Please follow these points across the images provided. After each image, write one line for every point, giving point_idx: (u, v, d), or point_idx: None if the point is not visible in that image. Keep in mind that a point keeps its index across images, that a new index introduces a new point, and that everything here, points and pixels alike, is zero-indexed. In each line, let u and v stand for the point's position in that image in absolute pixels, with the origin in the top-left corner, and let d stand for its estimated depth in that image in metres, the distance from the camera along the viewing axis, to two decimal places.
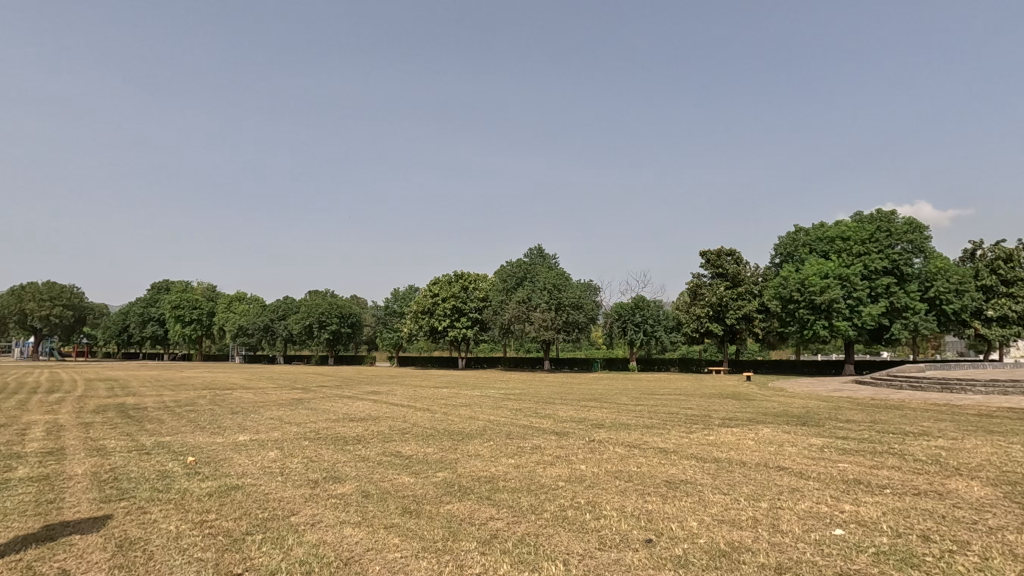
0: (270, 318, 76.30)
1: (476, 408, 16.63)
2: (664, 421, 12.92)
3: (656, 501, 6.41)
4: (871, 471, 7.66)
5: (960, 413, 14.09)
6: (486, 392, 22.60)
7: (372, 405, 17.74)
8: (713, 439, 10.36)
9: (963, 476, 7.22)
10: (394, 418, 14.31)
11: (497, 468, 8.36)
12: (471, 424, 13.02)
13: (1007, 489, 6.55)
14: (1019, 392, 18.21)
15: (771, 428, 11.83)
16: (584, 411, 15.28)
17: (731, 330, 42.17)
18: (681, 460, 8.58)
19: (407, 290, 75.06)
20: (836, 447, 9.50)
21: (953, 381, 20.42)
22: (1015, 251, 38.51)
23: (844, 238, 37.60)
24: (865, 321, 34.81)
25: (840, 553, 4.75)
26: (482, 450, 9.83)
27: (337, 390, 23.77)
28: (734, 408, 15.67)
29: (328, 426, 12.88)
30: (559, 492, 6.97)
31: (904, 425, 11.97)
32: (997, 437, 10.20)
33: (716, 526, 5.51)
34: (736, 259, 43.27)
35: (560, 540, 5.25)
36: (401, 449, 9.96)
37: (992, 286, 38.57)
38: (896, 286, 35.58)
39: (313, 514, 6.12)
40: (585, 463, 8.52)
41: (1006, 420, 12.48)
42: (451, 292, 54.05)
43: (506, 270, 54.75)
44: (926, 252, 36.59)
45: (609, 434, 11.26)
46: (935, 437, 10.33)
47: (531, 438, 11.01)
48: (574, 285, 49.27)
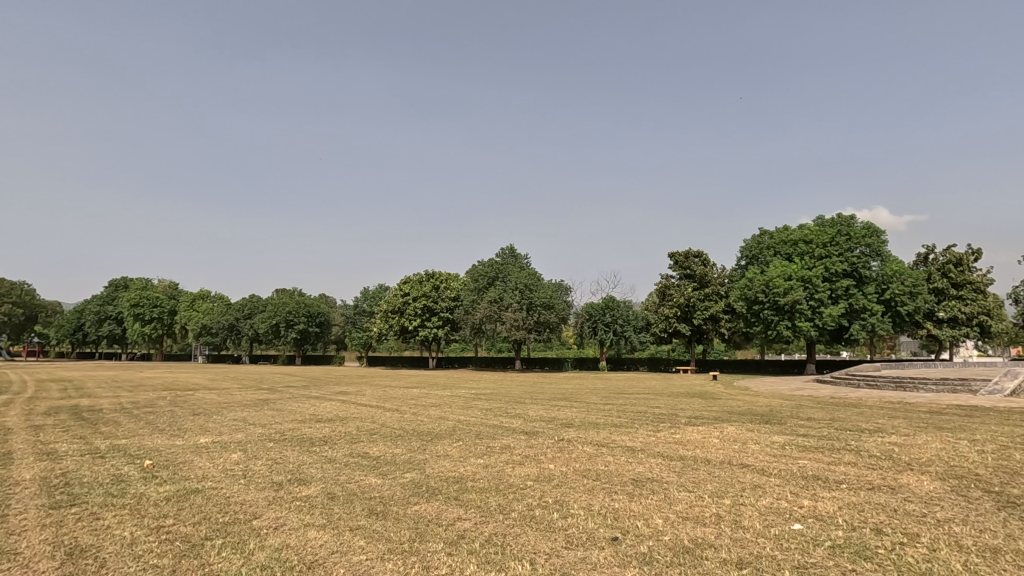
0: (235, 317, 74.40)
1: (446, 407, 16.53)
2: (632, 420, 13.07)
3: (623, 499, 6.49)
4: (829, 468, 7.92)
5: (913, 411, 14.66)
6: (456, 392, 22.47)
7: (339, 405, 17.46)
8: (680, 438, 10.52)
9: (914, 471, 7.52)
10: (361, 418, 14.12)
11: (466, 468, 8.33)
12: (440, 425, 12.94)
13: (954, 483, 6.86)
14: (967, 390, 19.07)
15: (735, 426, 12.08)
16: (554, 411, 15.37)
17: (698, 330, 43.00)
18: (648, 459, 8.69)
19: (378, 289, 74.13)
20: (796, 445, 9.77)
21: (907, 380, 21.23)
22: (966, 256, 40.16)
23: (807, 241, 38.79)
24: (825, 322, 35.87)
25: (798, 547, 4.89)
26: (451, 450, 9.79)
27: (304, 391, 23.36)
28: (700, 407, 15.96)
29: (294, 427, 12.65)
30: (527, 491, 6.98)
31: (860, 423, 12.39)
32: (947, 433, 10.65)
33: (679, 523, 5.61)
34: (703, 260, 44.07)
35: (527, 540, 5.25)
36: (368, 450, 9.83)
37: (943, 289, 40.20)
38: (855, 288, 36.77)
39: (276, 517, 5.98)
40: (553, 463, 8.56)
41: (954, 417, 13.05)
42: (422, 291, 53.69)
43: (478, 270, 54.64)
44: (883, 255, 37.90)
45: (578, 433, 11.34)
46: (889, 434, 10.75)
47: (501, 438, 11.02)
48: (545, 286, 49.49)
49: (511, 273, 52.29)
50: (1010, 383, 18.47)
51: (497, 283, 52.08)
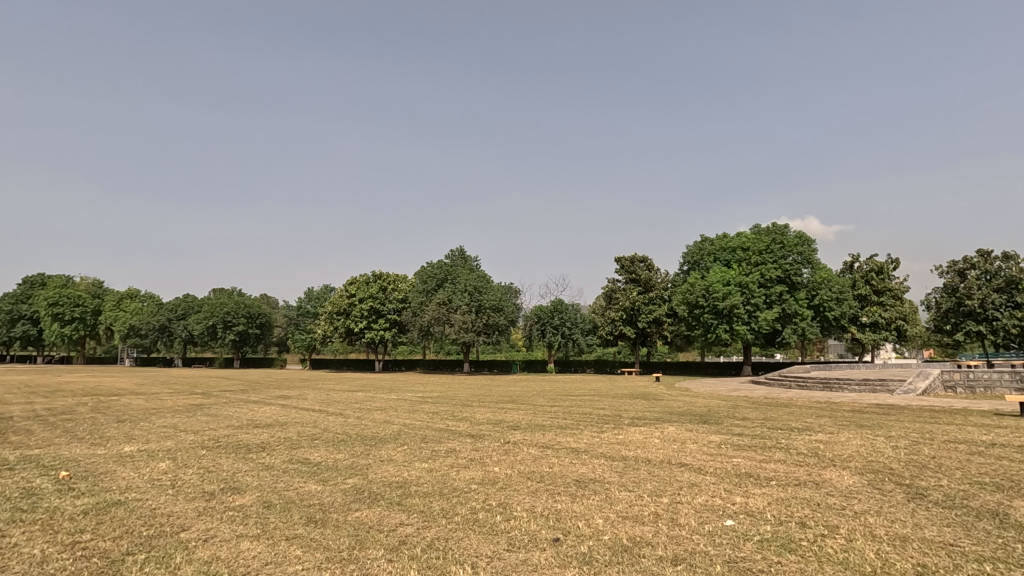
0: (167, 317, 70.54)
1: (392, 411, 16.26)
2: (577, 422, 13.33)
3: (565, 500, 6.58)
4: (760, 465, 8.33)
5: (838, 409, 15.61)
6: (402, 395, 22.07)
7: (279, 409, 16.84)
8: (622, 438, 10.76)
9: (837, 467, 8.02)
10: (302, 423, 13.67)
11: (410, 473, 8.21)
12: (385, 429, 12.72)
13: (871, 477, 7.37)
14: (883, 390, 20.55)
15: (676, 426, 12.47)
16: (502, 413, 15.43)
17: (643, 333, 44.18)
18: (591, 459, 8.87)
19: (322, 290, 71.70)
20: (732, 444, 10.19)
21: (832, 381, 22.60)
22: (885, 264, 43.05)
23: (744, 248, 40.72)
24: (761, 326, 37.63)
25: (730, 542, 5.11)
26: (395, 454, 9.63)
27: (240, 395, 22.41)
28: (643, 408, 16.44)
29: (228, 433, 12.08)
30: (472, 494, 6.97)
31: (790, 422, 13.07)
32: (866, 430, 11.42)
33: (619, 522, 5.73)
34: (648, 265, 45.21)
35: (469, 543, 5.25)
36: (309, 455, 9.55)
37: (866, 296, 42.90)
38: (788, 294, 38.76)
39: (206, 528, 5.70)
40: (498, 465, 8.60)
41: (874, 415, 13.99)
42: (369, 292, 52.63)
43: (427, 270, 53.94)
44: (813, 263, 40.11)
45: (524, 435, 11.44)
46: (816, 432, 11.39)
47: (447, 441, 10.95)
48: (495, 288, 49.65)
49: (461, 275, 51.99)
50: (922, 382, 19.99)
51: (446, 285, 51.69)
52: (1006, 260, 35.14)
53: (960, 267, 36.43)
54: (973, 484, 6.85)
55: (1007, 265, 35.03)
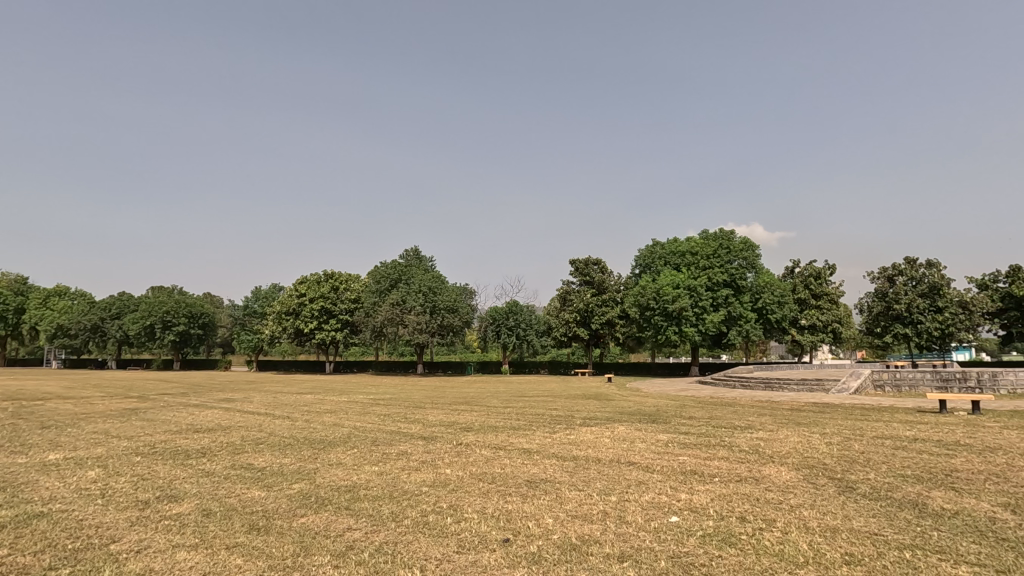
0: (99, 316, 66.56)
1: (342, 414, 15.86)
2: (531, 422, 13.42)
3: (516, 501, 6.61)
4: (704, 462, 8.62)
5: (778, 408, 16.34)
6: (353, 397, 21.57)
7: (221, 413, 16.13)
8: (574, 438, 10.92)
9: (776, 463, 8.40)
10: (247, 427, 13.18)
11: (359, 476, 8.05)
12: (334, 431, 12.43)
13: (807, 472, 7.76)
14: (820, 389, 21.70)
15: (625, 426, 12.73)
16: (455, 415, 15.39)
17: (596, 334, 44.92)
18: (543, 460, 8.95)
19: (270, 289, 69.15)
20: (678, 442, 10.51)
21: (773, 381, 23.66)
22: (823, 270, 45.33)
23: (693, 253, 42.13)
24: (708, 328, 38.96)
25: (674, 538, 5.27)
26: (344, 458, 9.44)
27: (179, 398, 21.38)
28: (595, 408, 16.73)
29: (166, 439, 11.49)
30: (422, 497, 6.90)
31: (734, 420, 13.57)
32: (803, 428, 12.01)
33: (568, 522, 5.80)
34: (602, 268, 46.00)
35: (419, 547, 5.19)
36: (253, 460, 9.22)
37: (805, 299, 45.05)
38: (733, 297, 40.25)
39: (139, 539, 5.41)
40: (450, 467, 8.55)
41: (810, 414, 14.74)
42: (320, 292, 51.32)
43: (380, 270, 52.95)
44: (757, 267, 41.83)
45: (477, 437, 11.41)
46: (757, 430, 11.89)
47: (398, 444, 10.81)
48: (450, 288, 49.34)
49: (415, 275, 51.40)
50: (854, 381, 21.18)
51: (400, 285, 50.99)
52: (929, 267, 37.68)
53: (889, 274, 38.80)
54: (896, 477, 7.31)
55: (930, 272, 37.53)
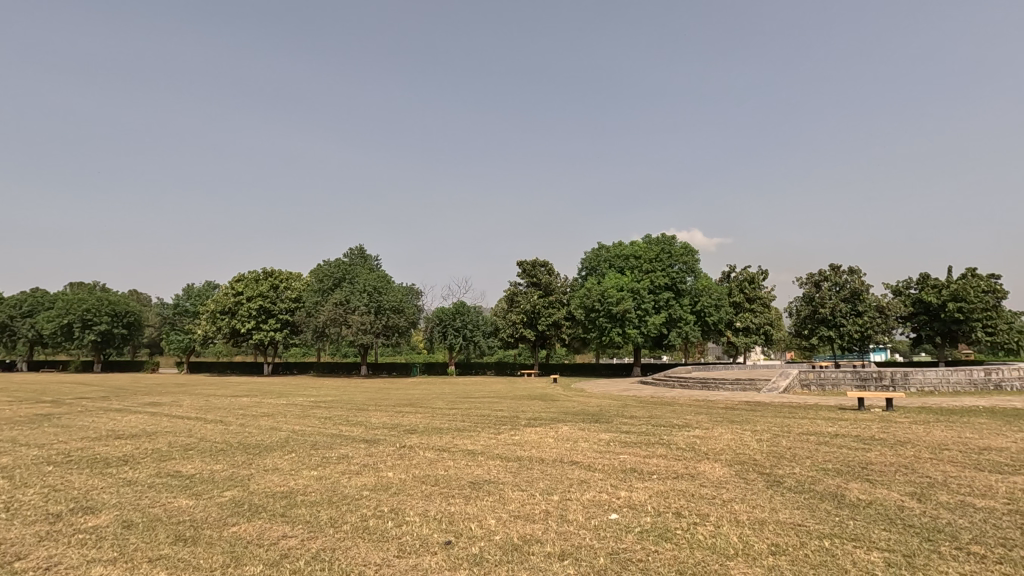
0: (8, 314, 61.25)
1: (280, 417, 15.26)
2: (476, 423, 13.40)
3: (459, 503, 6.56)
4: (644, 460, 8.88)
5: (713, 407, 17.04)
6: (292, 400, 20.85)
7: (145, 418, 15.17)
8: (518, 439, 10.99)
9: (711, 459, 8.75)
10: (175, 432, 12.45)
11: (297, 482, 7.77)
12: (271, 436, 11.95)
13: (738, 468, 8.13)
14: (752, 388, 22.81)
15: (569, 426, 12.93)
16: (399, 417, 15.15)
17: (542, 336, 45.37)
18: (487, 461, 8.94)
19: (203, 286, 65.67)
20: (620, 441, 10.77)
21: (709, 381, 24.67)
22: (756, 275, 47.62)
23: (637, 257, 43.35)
24: (650, 330, 40.14)
25: (613, 535, 5.39)
26: (281, 463, 9.08)
27: (100, 402, 19.99)
28: (540, 409, 16.89)
29: (82, 446, 10.68)
30: (362, 501, 6.75)
31: (672, 419, 14.05)
32: (736, 426, 12.59)
33: (511, 522, 5.83)
34: (548, 270, 46.50)
35: (357, 552, 5.08)
36: (181, 467, 8.72)
37: (740, 303, 47.16)
38: (674, 300, 41.64)
39: (48, 556, 5.01)
40: (392, 470, 8.40)
41: (743, 411, 15.46)
42: (259, 291, 49.25)
43: (323, 269, 51.35)
44: (696, 272, 43.49)
45: (421, 439, 11.28)
46: (694, 428, 12.35)
47: (339, 447, 10.51)
48: (396, 288, 48.51)
49: (360, 274, 50.19)
50: (783, 381, 22.34)
51: (344, 284, 49.65)
52: (851, 274, 40.32)
53: (816, 279, 41.24)
54: (819, 470, 7.77)
55: (852, 278, 40.16)
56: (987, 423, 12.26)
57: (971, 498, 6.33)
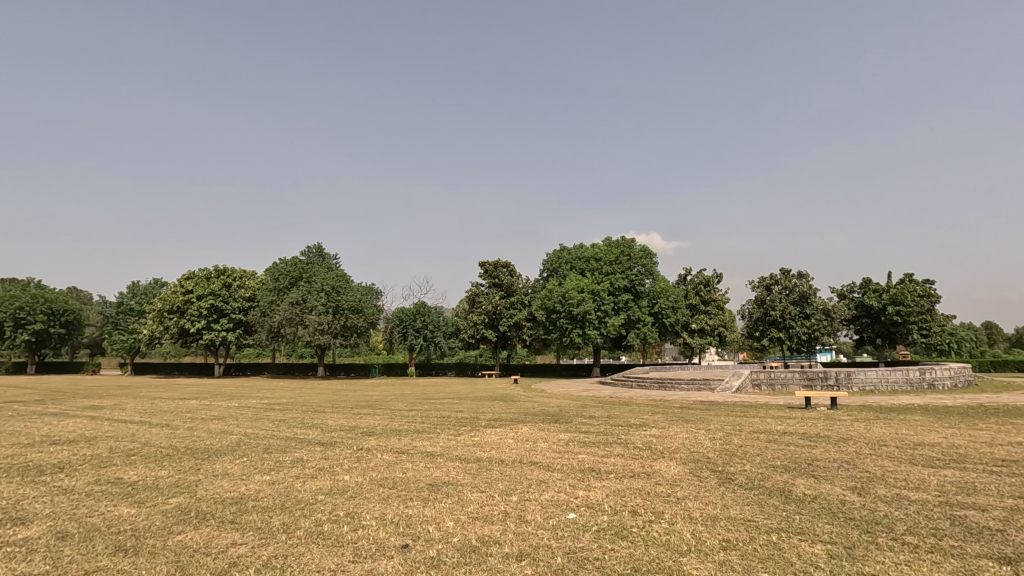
0: None
1: (231, 420, 14.73)
2: (435, 425, 13.28)
3: (417, 505, 6.49)
4: (602, 459, 9.00)
5: (669, 406, 17.44)
6: (244, 402, 20.16)
7: (84, 422, 14.36)
8: (478, 440, 10.96)
9: (666, 458, 8.96)
10: (116, 437, 11.82)
11: (248, 487, 7.52)
12: (221, 440, 11.51)
13: (692, 466, 8.36)
14: (706, 388, 23.49)
15: (529, 426, 12.97)
16: (356, 418, 14.89)
17: (503, 337, 45.38)
18: (446, 462, 8.88)
19: (149, 284, 62.77)
20: (578, 441, 10.89)
21: (665, 381, 25.24)
22: (711, 278, 49.01)
23: (597, 259, 43.96)
24: (609, 331, 40.74)
25: (570, 534, 5.44)
26: (231, 467, 8.76)
27: (33, 406, 18.81)
28: (500, 410, 16.90)
29: (11, 453, 10.02)
30: (317, 506, 6.59)
31: (630, 419, 14.29)
32: (691, 425, 12.92)
33: (469, 523, 5.81)
34: (510, 271, 46.56)
35: (311, 558, 4.95)
36: (123, 474, 8.31)
37: (696, 305, 48.46)
38: (633, 301, 42.40)
39: None
40: (349, 473, 8.23)
41: (698, 411, 15.89)
42: (210, 289, 47.42)
43: (279, 268, 49.93)
44: (654, 274, 44.42)
45: (379, 441, 11.11)
46: (650, 427, 12.61)
47: (293, 450, 10.23)
48: (355, 287, 47.55)
49: (318, 272, 49.00)
50: (735, 381, 23.07)
51: (300, 283, 48.36)
52: (800, 277, 42.02)
53: (767, 283, 42.81)
54: (767, 467, 8.07)
55: (800, 282, 41.85)
56: (921, 421, 13.00)
57: (906, 491, 6.69)
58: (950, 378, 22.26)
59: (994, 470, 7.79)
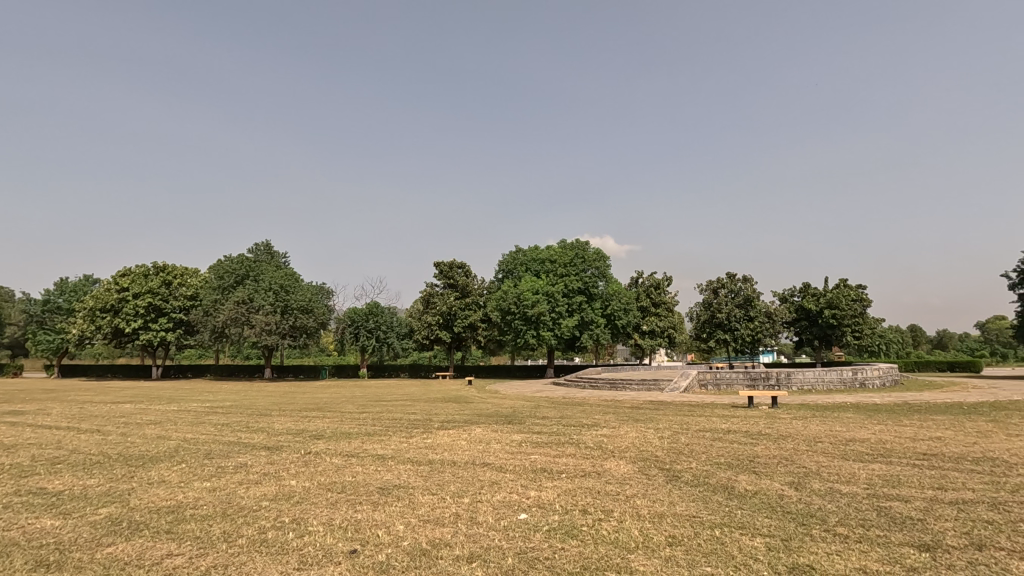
0: None
1: (169, 425, 14.01)
2: (387, 427, 13.07)
3: (366, 509, 6.38)
4: (553, 460, 9.09)
5: (620, 406, 17.81)
6: (184, 406, 19.22)
7: (3, 429, 13.33)
8: (430, 442, 10.86)
9: (616, 457, 9.14)
10: (38, 445, 11.02)
11: (187, 494, 7.18)
12: (157, 446, 10.93)
13: (641, 464, 8.56)
14: (655, 388, 24.14)
15: (482, 427, 12.94)
16: (305, 422, 14.47)
17: (458, 338, 45.14)
18: (397, 465, 8.75)
19: (80, 281, 58.99)
20: (531, 441, 10.95)
21: (616, 381, 25.77)
22: (661, 281, 50.35)
23: (552, 261, 44.39)
24: (563, 332, 41.21)
25: (521, 535, 5.47)
26: (169, 474, 8.34)
27: None
28: (454, 411, 16.82)
29: None
30: (261, 512, 6.36)
31: (581, 419, 14.49)
32: (641, 424, 13.24)
33: (420, 526, 5.75)
34: (466, 272, 46.43)
35: (253, 567, 4.77)
36: (46, 484, 7.75)
37: (647, 307, 49.71)
38: (586, 303, 43.06)
39: None
40: (296, 478, 7.99)
41: (647, 411, 16.30)
42: (148, 287, 44.97)
43: (224, 265, 48.01)
44: (607, 277, 45.28)
45: (328, 444, 10.83)
46: (601, 427, 12.83)
47: (237, 455, 9.83)
48: (305, 287, 46.17)
49: (265, 271, 47.34)
50: (683, 381, 23.79)
51: (247, 282, 46.63)
52: (745, 281, 43.75)
53: (714, 286, 44.34)
54: (711, 464, 8.36)
55: (745, 286, 43.58)
56: (853, 418, 13.79)
57: (838, 484, 7.09)
58: (879, 377, 23.71)
59: (915, 463, 8.36)
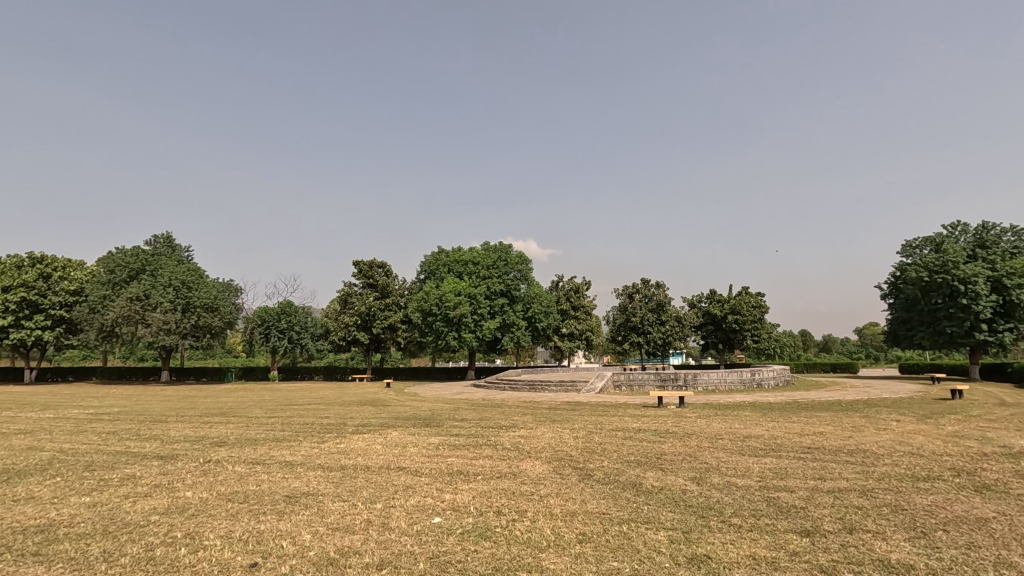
0: None
1: (42, 435, 12.51)
2: (297, 432, 12.44)
3: (270, 520, 6.03)
4: (470, 462, 9.07)
5: (538, 407, 18.15)
6: (62, 413, 17.26)
7: None
8: (343, 447, 10.47)
9: (533, 458, 9.26)
10: None
11: (61, 511, 6.44)
12: (25, 458, 9.70)
13: (555, 464, 8.75)
14: (572, 389, 24.82)
15: (399, 431, 12.68)
16: (206, 428, 13.47)
17: (377, 339, 43.93)
18: (307, 472, 8.36)
19: None
20: (448, 444, 10.86)
21: (536, 383, 26.22)
22: (581, 285, 51.74)
23: (475, 262, 44.41)
24: (484, 334, 41.26)
25: (435, 539, 5.40)
26: (40, 490, 7.44)
27: None
28: (370, 414, 16.38)
29: None
30: (150, 528, 5.82)
31: (499, 420, 14.59)
32: (558, 424, 13.54)
33: (328, 535, 5.53)
34: (386, 271, 45.34)
35: None
36: None
37: (566, 310, 50.92)
38: (508, 305, 43.40)
39: None
40: (192, 489, 7.40)
41: (564, 411, 16.71)
42: (21, 280, 40.04)
43: (116, 258, 43.81)
44: (529, 279, 45.99)
45: (230, 452, 10.11)
46: (519, 428, 12.96)
47: (123, 467, 8.94)
48: (210, 283, 43.06)
49: (164, 265, 43.71)
50: (598, 383, 24.62)
51: (143, 277, 42.79)
52: (658, 286, 46.02)
53: (630, 292, 46.26)
54: (622, 462, 8.70)
55: (658, 291, 45.80)
56: (750, 416, 14.85)
57: (735, 478, 7.60)
58: (773, 377, 25.75)
59: (802, 456, 9.15)
